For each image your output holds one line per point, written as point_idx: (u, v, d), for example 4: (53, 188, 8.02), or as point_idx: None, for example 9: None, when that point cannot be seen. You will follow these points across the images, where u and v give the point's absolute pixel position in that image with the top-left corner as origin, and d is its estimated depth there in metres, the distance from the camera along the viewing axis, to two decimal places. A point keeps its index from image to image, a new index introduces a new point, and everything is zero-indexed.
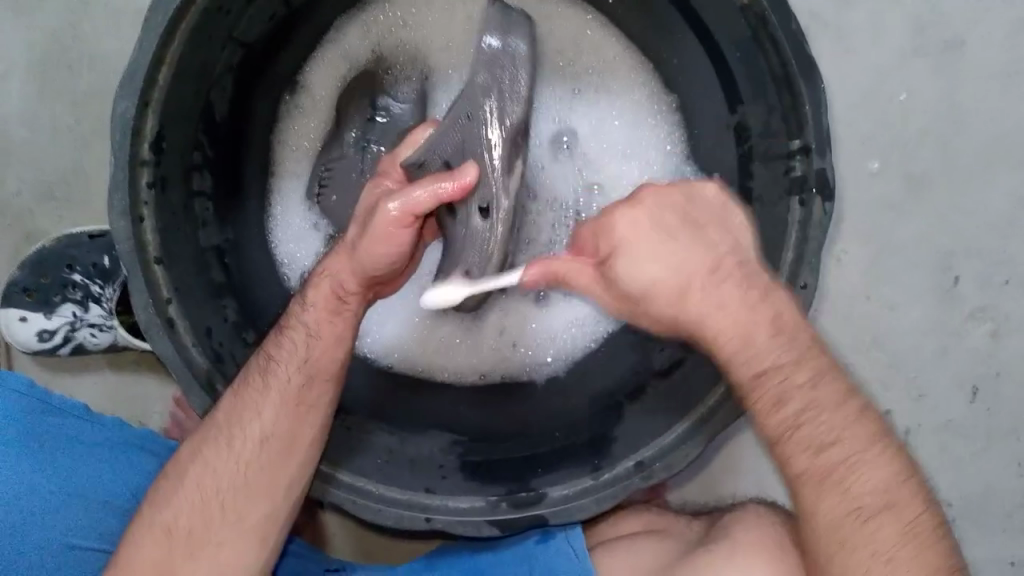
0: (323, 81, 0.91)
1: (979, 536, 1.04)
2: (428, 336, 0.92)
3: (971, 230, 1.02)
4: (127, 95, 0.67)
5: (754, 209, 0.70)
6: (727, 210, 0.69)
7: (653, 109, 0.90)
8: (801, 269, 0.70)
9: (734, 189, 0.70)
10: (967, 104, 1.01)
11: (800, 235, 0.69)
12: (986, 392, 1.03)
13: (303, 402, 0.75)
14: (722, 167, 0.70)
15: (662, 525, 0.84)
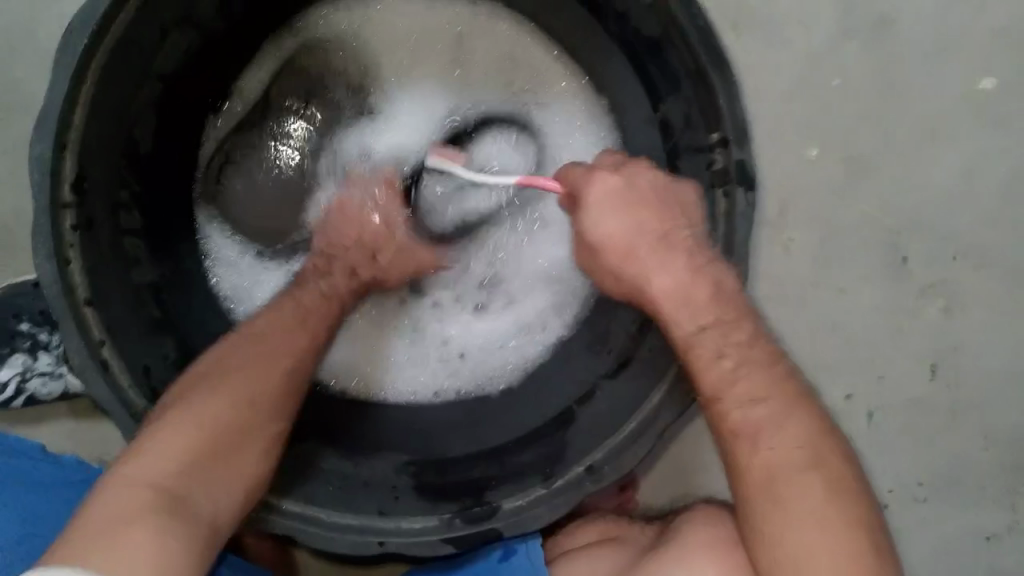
0: (250, 89, 0.92)
1: (951, 512, 1.04)
2: (367, 351, 0.93)
3: (915, 208, 1.03)
4: (44, 138, 0.66)
5: (625, 212, 0.72)
6: (602, 211, 0.73)
7: (579, 106, 0.90)
8: (679, 260, 0.71)
9: (601, 194, 0.73)
10: (899, 84, 1.02)
11: (680, 238, 0.72)
12: (945, 367, 1.04)
13: (282, 413, 0.72)
14: (607, 175, 0.73)
15: (616, 533, 0.87)
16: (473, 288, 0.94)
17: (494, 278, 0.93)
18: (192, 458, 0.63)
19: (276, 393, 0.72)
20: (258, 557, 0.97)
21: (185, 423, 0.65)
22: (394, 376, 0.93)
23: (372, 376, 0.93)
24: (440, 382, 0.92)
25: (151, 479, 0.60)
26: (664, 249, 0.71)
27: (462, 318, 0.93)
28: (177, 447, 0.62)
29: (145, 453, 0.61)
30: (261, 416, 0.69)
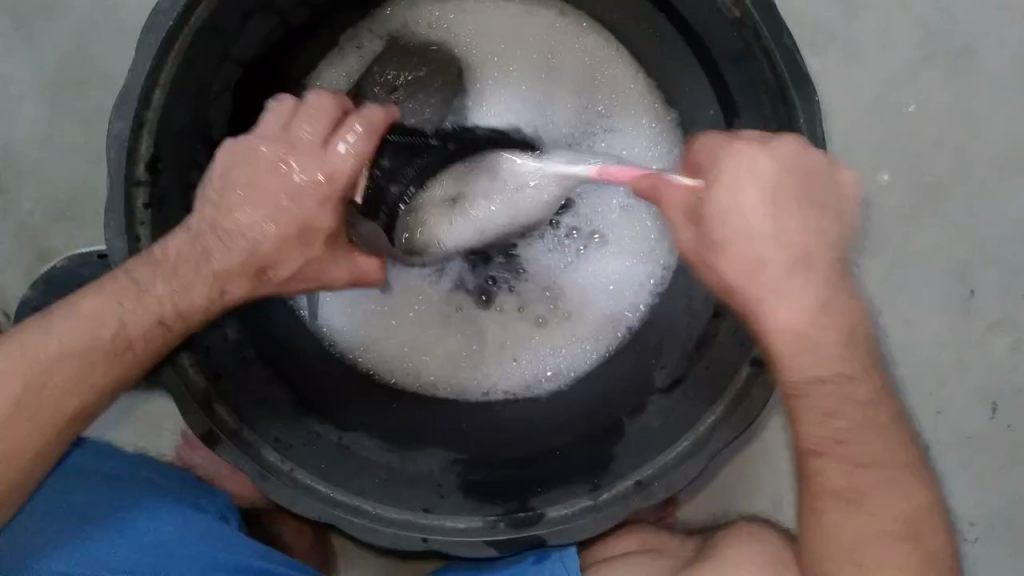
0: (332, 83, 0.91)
1: (1004, 556, 1.01)
2: (406, 337, 0.91)
3: (988, 240, 0.99)
4: (123, 115, 0.68)
5: (778, 210, 0.61)
6: (762, 205, 0.61)
7: (655, 123, 0.88)
8: (804, 286, 0.62)
9: (757, 184, 0.60)
10: (980, 112, 0.99)
11: (821, 254, 0.62)
12: (1007, 407, 1.00)
13: (204, 288, 0.70)
14: (756, 147, 0.61)
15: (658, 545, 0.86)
16: (537, 286, 0.90)
17: (558, 278, 0.90)
18: (88, 343, 0.67)
19: (214, 262, 0.69)
20: (290, 545, 0.99)
21: (99, 310, 0.68)
22: (440, 376, 0.90)
23: (427, 372, 0.91)
24: (493, 383, 0.90)
25: (46, 369, 0.66)
26: (802, 271, 0.62)
27: (521, 326, 0.91)
28: (75, 326, 0.67)
29: (68, 316, 0.68)
30: (161, 282, 0.68)
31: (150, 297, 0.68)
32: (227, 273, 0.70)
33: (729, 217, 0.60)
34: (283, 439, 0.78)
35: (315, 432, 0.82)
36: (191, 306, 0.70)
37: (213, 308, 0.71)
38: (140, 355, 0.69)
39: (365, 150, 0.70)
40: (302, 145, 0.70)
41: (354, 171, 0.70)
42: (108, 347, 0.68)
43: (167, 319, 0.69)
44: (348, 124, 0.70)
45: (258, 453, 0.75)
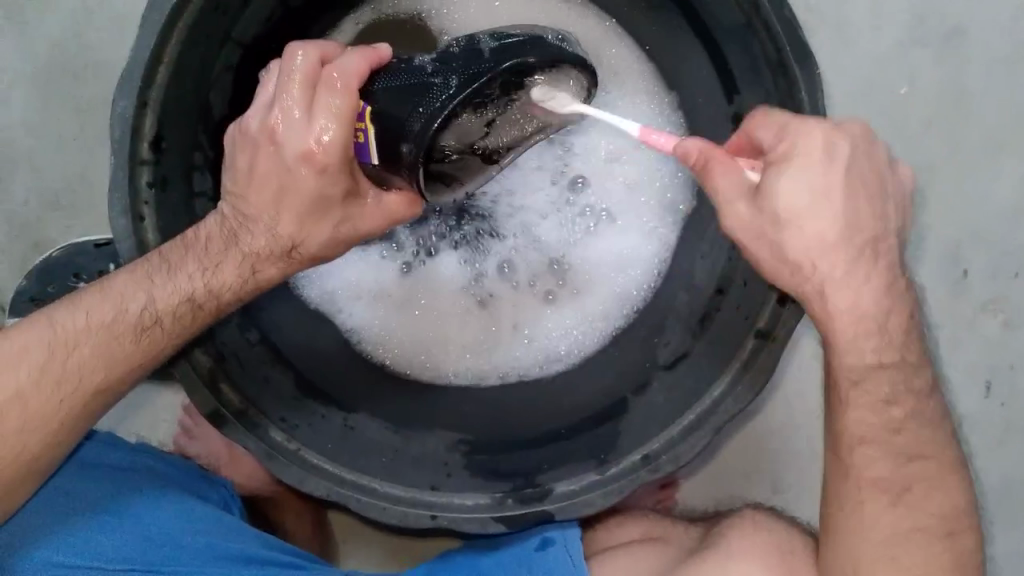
0: None
1: (998, 532, 1.02)
2: (427, 319, 0.91)
3: (979, 219, 1.01)
4: (125, 95, 0.69)
5: (826, 199, 0.61)
6: (811, 198, 0.61)
7: (657, 106, 0.89)
8: (862, 273, 0.64)
9: (824, 166, 0.61)
10: (969, 92, 1.00)
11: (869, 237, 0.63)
12: (1001, 384, 1.01)
13: (234, 266, 0.73)
14: (820, 133, 0.61)
15: (660, 533, 0.85)
16: (548, 271, 0.90)
17: (570, 259, 0.89)
18: (117, 318, 0.71)
19: (243, 244, 0.73)
20: (293, 532, 0.98)
21: (130, 289, 0.71)
22: (455, 357, 0.90)
23: (445, 364, 0.90)
24: (508, 371, 0.89)
25: (75, 338, 0.70)
26: (861, 259, 0.64)
27: (534, 304, 0.90)
28: (106, 304, 0.71)
29: (98, 293, 0.72)
30: (190, 262, 0.72)
31: (180, 277, 0.71)
32: (256, 254, 0.73)
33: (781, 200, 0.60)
34: (290, 419, 0.79)
35: (321, 414, 0.82)
36: (222, 284, 0.73)
37: (246, 284, 0.74)
38: (167, 330, 0.72)
39: (345, 117, 0.65)
40: (289, 113, 0.66)
41: (340, 148, 0.66)
42: (136, 321, 0.71)
43: (196, 298, 0.72)
44: (328, 84, 0.65)
45: (264, 433, 0.76)
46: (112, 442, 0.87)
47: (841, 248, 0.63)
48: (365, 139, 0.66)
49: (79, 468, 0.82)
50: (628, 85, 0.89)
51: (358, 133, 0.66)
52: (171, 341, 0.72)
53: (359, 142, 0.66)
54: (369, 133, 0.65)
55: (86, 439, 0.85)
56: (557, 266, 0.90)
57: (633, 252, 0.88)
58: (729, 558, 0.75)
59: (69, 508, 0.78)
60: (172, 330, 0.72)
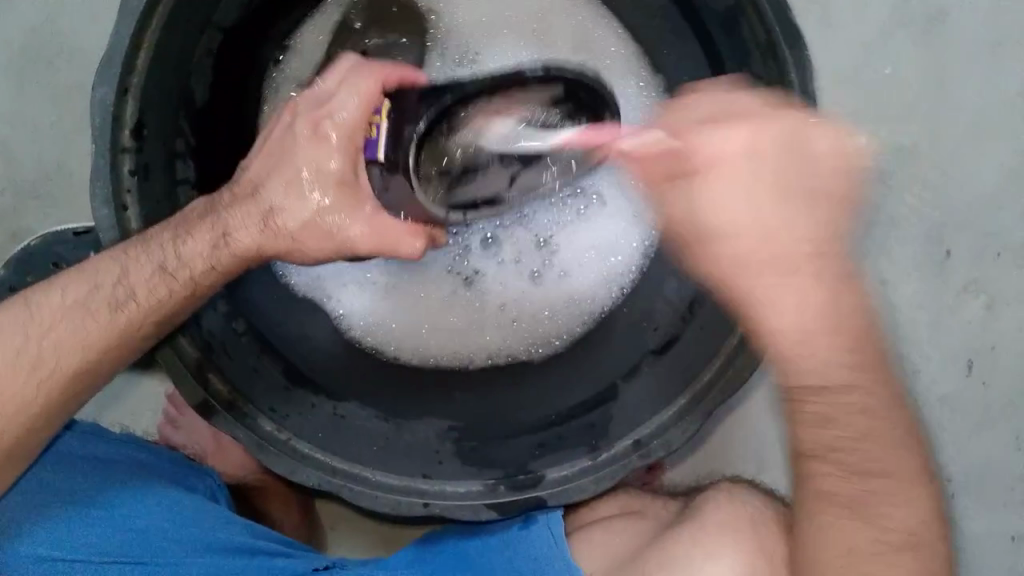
0: (308, 42, 0.88)
1: (979, 510, 1.03)
2: (418, 303, 0.90)
3: (961, 200, 1.01)
4: (105, 81, 0.67)
5: (766, 205, 0.62)
6: (738, 192, 0.62)
7: (645, 90, 0.87)
8: (807, 286, 0.64)
9: (743, 159, 0.62)
10: (953, 74, 1.00)
11: (820, 252, 0.64)
12: (982, 364, 1.03)
13: (207, 235, 0.71)
14: (745, 131, 0.62)
15: (638, 508, 0.86)
16: (535, 249, 0.89)
17: (558, 240, 0.89)
18: (91, 295, 0.70)
19: (222, 212, 0.71)
20: (281, 521, 0.98)
21: (104, 263, 0.70)
22: (443, 338, 0.89)
23: (434, 349, 0.89)
24: (496, 352, 0.89)
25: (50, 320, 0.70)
26: (808, 265, 0.63)
27: (521, 283, 0.89)
28: (82, 281, 0.71)
29: (82, 283, 0.71)
30: (165, 231, 0.70)
31: (153, 245, 0.70)
32: (233, 221, 0.71)
33: (699, 207, 0.64)
34: (279, 409, 0.78)
35: (310, 403, 0.81)
36: (192, 253, 0.70)
37: (220, 254, 0.71)
38: (140, 305, 0.70)
39: (363, 106, 0.72)
40: (311, 93, 0.73)
41: (351, 130, 0.71)
42: (109, 297, 0.70)
43: (168, 267, 0.70)
44: (354, 75, 0.73)
45: (254, 424, 0.75)
46: (95, 433, 0.86)
47: (784, 243, 0.63)
48: (377, 136, 0.74)
49: (58, 461, 0.81)
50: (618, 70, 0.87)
51: (371, 129, 0.73)
52: (145, 317, 0.70)
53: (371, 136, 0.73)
54: (383, 126, 0.73)
55: (64, 432, 0.84)
56: (545, 246, 0.89)
57: (621, 235, 0.88)
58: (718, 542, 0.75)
59: (51, 500, 0.78)
60: (144, 308, 0.70)
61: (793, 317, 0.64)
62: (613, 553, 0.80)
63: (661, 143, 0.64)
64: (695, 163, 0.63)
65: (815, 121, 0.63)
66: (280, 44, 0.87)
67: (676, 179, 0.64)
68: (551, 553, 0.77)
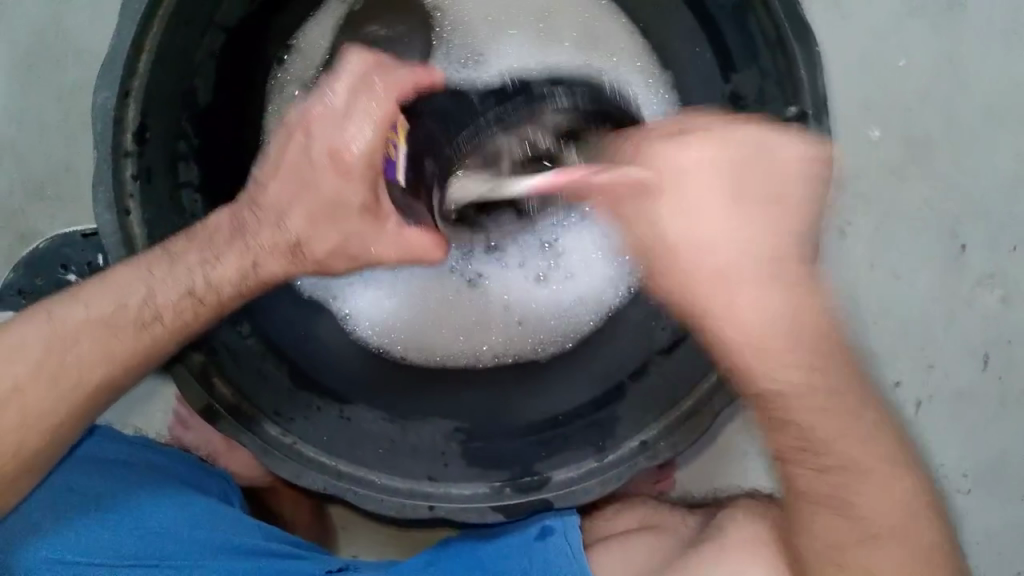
0: (314, 42, 0.88)
1: (995, 507, 1.02)
2: (427, 311, 0.89)
3: (976, 193, 1.00)
4: (107, 86, 0.67)
5: (733, 220, 0.57)
6: (704, 207, 0.57)
7: (653, 87, 0.86)
8: (778, 301, 0.60)
9: (698, 173, 0.57)
10: (968, 65, 0.98)
11: (791, 265, 0.60)
12: (998, 359, 1.01)
13: (236, 260, 0.72)
14: (702, 145, 0.57)
15: (656, 521, 0.85)
16: (539, 253, 0.88)
17: (563, 242, 0.87)
18: (117, 313, 0.70)
19: (249, 236, 0.72)
20: (294, 522, 0.99)
21: (125, 278, 0.69)
22: (450, 341, 0.89)
23: (443, 352, 0.89)
24: (505, 353, 0.88)
25: (66, 335, 0.69)
26: (765, 281, 0.59)
27: (524, 285, 0.88)
28: (106, 296, 0.70)
29: (88, 287, 0.71)
30: (191, 253, 0.71)
31: (179, 268, 0.70)
32: (261, 249, 0.72)
33: (652, 225, 0.58)
34: (284, 412, 0.78)
35: (315, 406, 0.81)
36: (221, 277, 0.71)
37: (247, 281, 0.72)
38: (167, 325, 0.70)
39: (380, 128, 0.69)
40: (322, 102, 0.71)
41: (371, 153, 0.69)
42: (136, 316, 0.70)
43: (197, 292, 0.70)
44: (368, 90, 0.70)
45: (260, 428, 0.75)
46: (111, 436, 0.85)
47: (734, 255, 0.58)
48: (394, 156, 0.69)
49: (74, 465, 0.80)
50: (626, 64, 0.86)
51: (389, 147, 0.69)
52: (170, 337, 0.70)
53: (388, 157, 0.69)
54: (401, 147, 0.68)
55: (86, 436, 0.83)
56: (550, 248, 0.87)
57: None
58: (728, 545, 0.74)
59: (64, 504, 0.77)
60: (171, 329, 0.70)
61: (755, 327, 0.60)
62: (632, 567, 0.79)
63: (631, 176, 0.56)
64: (657, 180, 0.57)
65: (773, 132, 0.59)
66: (284, 47, 0.87)
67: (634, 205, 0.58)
68: (570, 565, 0.77)
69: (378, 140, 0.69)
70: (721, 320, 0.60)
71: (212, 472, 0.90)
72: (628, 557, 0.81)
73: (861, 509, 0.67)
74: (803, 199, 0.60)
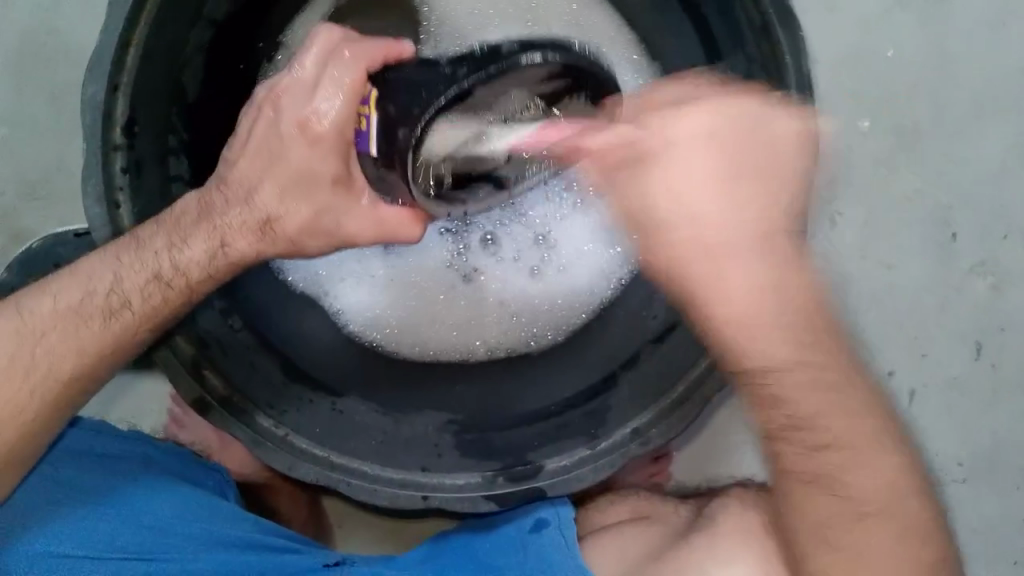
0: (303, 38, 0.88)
1: (990, 495, 1.02)
2: (419, 305, 0.89)
3: (965, 181, 1.00)
4: (96, 79, 0.68)
5: (720, 188, 0.60)
6: (694, 173, 0.60)
7: (641, 78, 0.86)
8: (758, 267, 0.62)
9: (699, 140, 0.60)
10: (955, 55, 0.99)
11: (775, 232, 0.63)
12: (990, 347, 1.01)
13: (203, 243, 0.71)
14: (703, 113, 0.60)
15: (648, 512, 0.85)
16: (534, 247, 0.88)
17: (556, 235, 0.88)
18: (85, 301, 0.70)
19: (217, 216, 0.72)
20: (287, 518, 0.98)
21: (97, 269, 0.71)
22: (442, 335, 0.89)
23: (435, 346, 0.89)
24: (497, 346, 0.88)
25: (55, 329, 0.70)
26: (756, 246, 0.62)
27: (520, 279, 0.89)
28: (83, 286, 0.71)
29: (76, 282, 0.71)
30: (158, 238, 0.71)
31: (146, 253, 0.70)
32: (229, 229, 0.72)
33: (655, 188, 0.60)
34: (278, 405, 0.78)
35: (307, 400, 0.81)
36: (190, 260, 0.71)
37: (217, 263, 0.72)
38: (137, 312, 0.71)
39: (350, 99, 0.69)
40: (292, 80, 0.71)
41: (342, 125, 0.70)
42: (104, 305, 0.71)
43: (164, 275, 0.71)
44: (337, 61, 0.70)
45: (251, 421, 0.76)
46: (97, 430, 0.85)
47: (728, 216, 0.61)
48: (365, 127, 0.68)
49: (62, 457, 0.81)
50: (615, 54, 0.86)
51: (361, 120, 0.69)
52: (139, 326, 0.71)
53: (360, 129, 0.69)
54: (371, 118, 0.67)
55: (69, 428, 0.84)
56: (543, 242, 0.88)
57: (618, 226, 0.87)
58: (721, 533, 0.74)
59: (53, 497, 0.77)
60: (139, 316, 0.71)
61: (749, 297, 0.63)
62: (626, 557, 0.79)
63: (625, 136, 0.60)
64: (649, 146, 0.60)
65: (770, 108, 0.62)
66: (273, 43, 0.87)
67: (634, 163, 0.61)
68: (563, 554, 0.76)
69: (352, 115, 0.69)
70: (709, 288, 0.63)
71: (205, 466, 0.90)
72: (622, 546, 0.81)
73: (853, 494, 0.67)
74: (795, 167, 0.63)
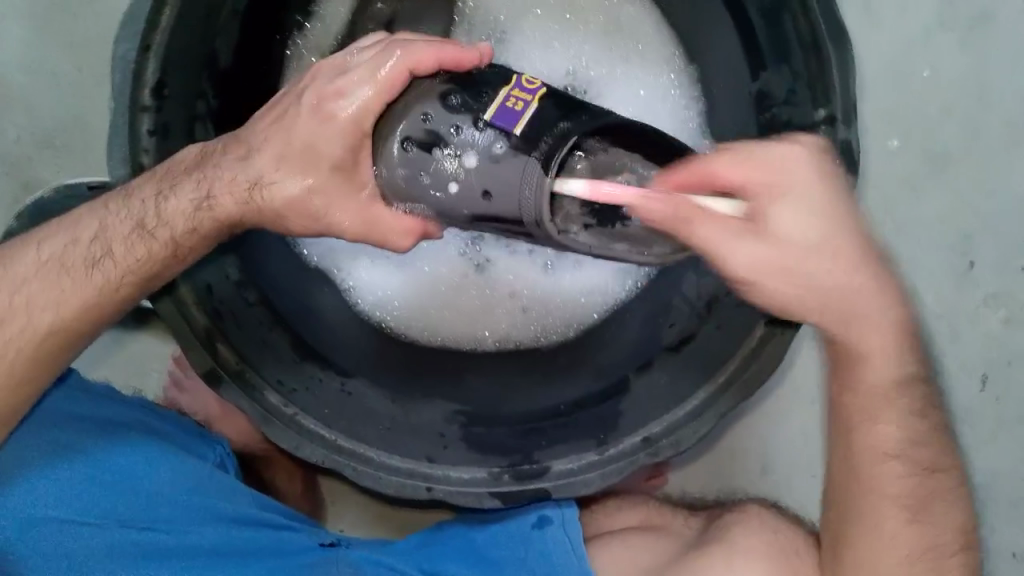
0: (338, 10, 0.87)
1: (983, 525, 1.01)
2: (437, 292, 0.88)
3: (989, 212, 0.99)
4: (129, 39, 0.68)
5: (799, 238, 0.59)
6: (754, 245, 0.58)
7: (678, 79, 0.85)
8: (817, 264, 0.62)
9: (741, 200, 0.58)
10: (991, 83, 0.98)
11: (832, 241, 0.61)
12: (998, 378, 1.01)
13: (190, 193, 0.69)
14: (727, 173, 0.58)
15: (659, 522, 0.85)
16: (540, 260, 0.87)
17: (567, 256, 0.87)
18: (68, 250, 0.71)
19: (212, 167, 0.70)
20: (284, 491, 0.97)
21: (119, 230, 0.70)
22: (450, 323, 0.88)
23: (444, 333, 0.88)
24: (505, 338, 0.88)
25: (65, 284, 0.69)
26: (815, 247, 0.60)
27: (532, 272, 0.87)
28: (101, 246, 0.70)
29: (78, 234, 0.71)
30: (148, 186, 0.70)
31: (133, 201, 0.70)
32: (218, 179, 0.69)
33: (775, 233, 0.58)
34: (286, 382, 0.78)
35: (317, 378, 0.80)
36: (174, 210, 0.69)
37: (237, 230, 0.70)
38: (117, 263, 0.70)
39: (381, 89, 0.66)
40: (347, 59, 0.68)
41: (362, 118, 0.66)
42: (85, 255, 0.71)
43: (146, 224, 0.70)
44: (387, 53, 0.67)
45: (260, 397, 0.75)
46: (109, 395, 0.85)
47: (832, 226, 0.60)
48: (518, 109, 0.64)
49: (37, 419, 0.78)
50: (655, 52, 0.86)
51: (515, 101, 0.64)
52: (121, 276, 0.70)
53: (513, 110, 0.64)
54: (530, 106, 0.64)
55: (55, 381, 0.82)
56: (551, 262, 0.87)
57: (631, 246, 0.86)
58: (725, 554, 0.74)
59: (39, 463, 0.76)
60: (121, 267, 0.70)
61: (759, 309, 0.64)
62: (631, 566, 0.78)
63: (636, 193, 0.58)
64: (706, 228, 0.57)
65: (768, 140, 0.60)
66: (307, 11, 0.86)
67: (767, 207, 0.58)
68: (568, 556, 0.77)
69: (501, 96, 0.65)
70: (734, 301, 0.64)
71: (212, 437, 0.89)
72: (626, 554, 0.80)
73: None
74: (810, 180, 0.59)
